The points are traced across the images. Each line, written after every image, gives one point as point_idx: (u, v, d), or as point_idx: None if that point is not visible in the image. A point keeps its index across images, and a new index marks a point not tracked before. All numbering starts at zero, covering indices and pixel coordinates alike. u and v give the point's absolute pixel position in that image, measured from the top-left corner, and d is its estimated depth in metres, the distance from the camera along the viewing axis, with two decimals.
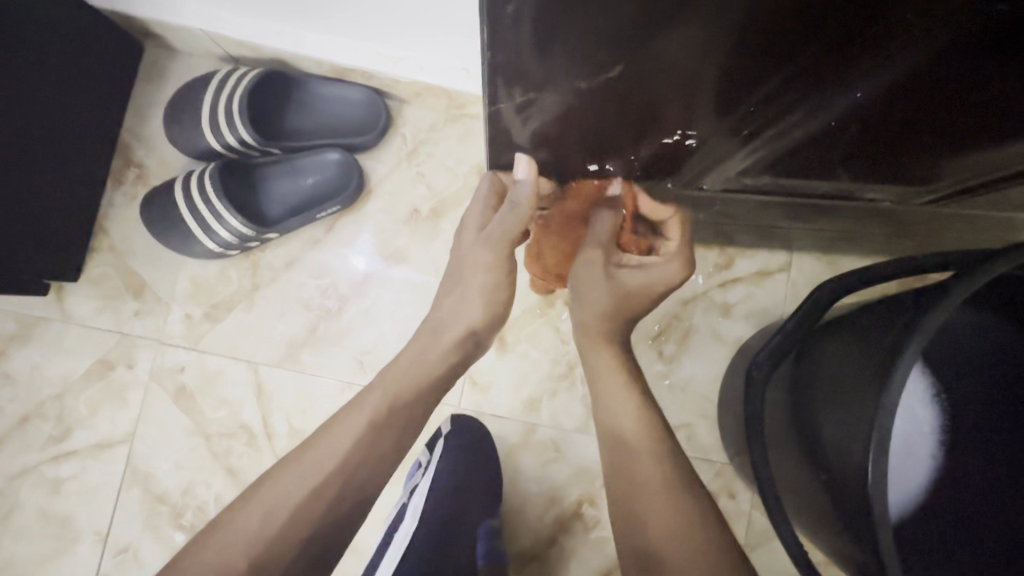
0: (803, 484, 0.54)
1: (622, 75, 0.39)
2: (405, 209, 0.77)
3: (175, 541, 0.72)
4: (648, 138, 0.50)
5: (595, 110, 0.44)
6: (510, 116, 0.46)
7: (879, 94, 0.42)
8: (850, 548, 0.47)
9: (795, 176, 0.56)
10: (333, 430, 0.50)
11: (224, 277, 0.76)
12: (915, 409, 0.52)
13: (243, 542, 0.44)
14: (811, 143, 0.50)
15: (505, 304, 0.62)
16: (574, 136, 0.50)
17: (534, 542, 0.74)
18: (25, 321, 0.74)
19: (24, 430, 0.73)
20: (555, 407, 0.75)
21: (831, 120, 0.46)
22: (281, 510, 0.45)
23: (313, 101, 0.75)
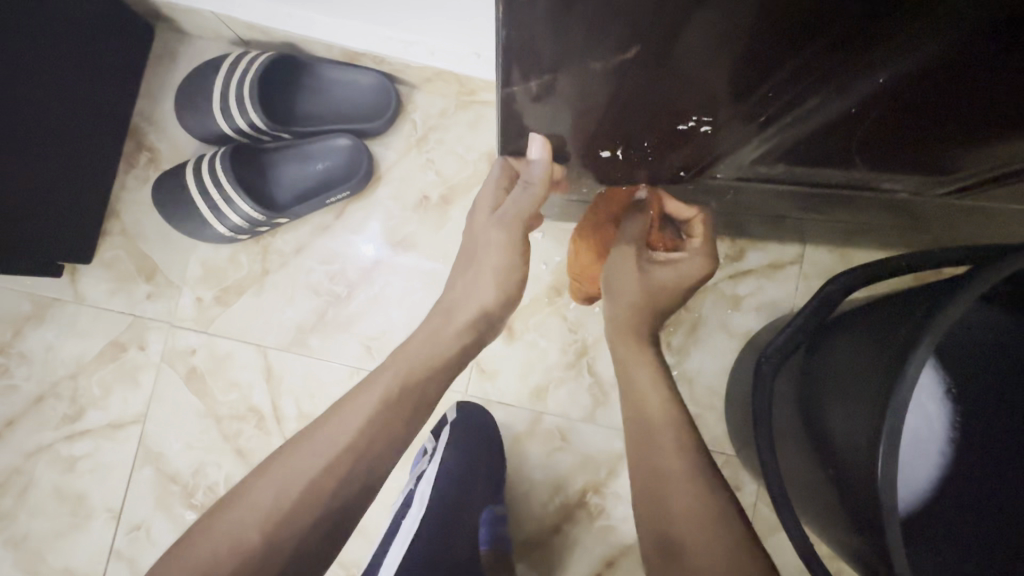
0: (813, 480, 0.54)
1: (638, 58, 0.38)
2: (414, 195, 0.77)
3: (186, 519, 0.74)
4: (663, 128, 0.49)
5: (609, 97, 0.43)
6: (521, 101, 0.45)
7: (899, 83, 0.41)
8: (856, 541, 0.47)
9: (810, 167, 0.55)
10: (347, 409, 0.50)
11: (235, 261, 0.76)
12: (926, 405, 0.52)
13: (255, 521, 0.44)
14: (829, 133, 0.48)
15: (513, 290, 0.62)
16: (584, 124, 0.49)
17: (538, 530, 0.74)
18: (38, 303, 0.75)
19: (39, 408, 0.74)
20: (562, 397, 0.75)
21: (852, 108, 0.45)
22: (295, 486, 0.45)
23: (324, 86, 0.74)
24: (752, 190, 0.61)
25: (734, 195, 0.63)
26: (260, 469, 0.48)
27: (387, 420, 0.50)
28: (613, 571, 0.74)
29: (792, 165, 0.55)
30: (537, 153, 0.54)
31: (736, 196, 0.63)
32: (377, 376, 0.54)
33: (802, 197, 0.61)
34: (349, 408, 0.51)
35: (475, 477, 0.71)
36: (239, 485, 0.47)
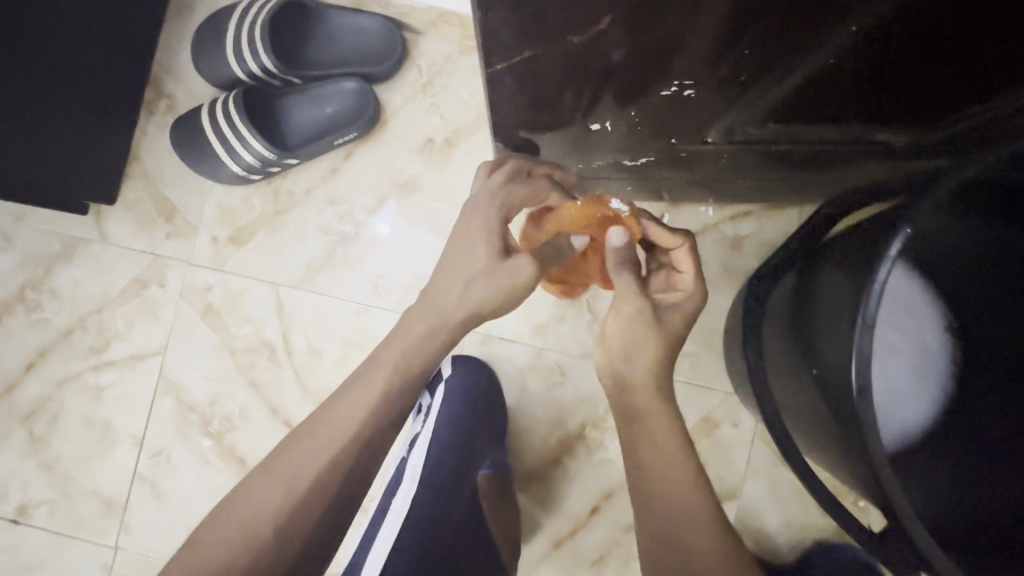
0: (805, 409, 0.53)
1: (611, 27, 0.37)
2: (419, 138, 0.79)
3: (203, 446, 0.78)
4: (642, 93, 0.47)
5: (588, 68, 0.43)
6: (505, 79, 0.45)
7: (876, 29, 0.38)
8: (835, 442, 0.48)
9: (799, 127, 0.52)
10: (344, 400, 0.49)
11: (248, 203, 0.79)
12: (928, 339, 0.58)
13: (264, 514, 0.44)
14: (815, 90, 0.46)
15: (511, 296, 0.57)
16: (570, 98, 0.49)
17: (537, 462, 0.76)
18: (66, 242, 0.80)
19: (68, 341, 0.79)
20: (562, 334, 0.77)
21: (831, 63, 0.42)
22: (305, 476, 0.45)
23: (332, 31, 0.77)
24: (744, 155, 0.58)
25: (728, 160, 0.60)
26: (264, 464, 0.47)
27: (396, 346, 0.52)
28: (611, 502, 0.76)
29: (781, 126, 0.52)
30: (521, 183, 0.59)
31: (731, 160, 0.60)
32: None
33: (796, 160, 0.58)
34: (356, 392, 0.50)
35: (476, 432, 0.69)
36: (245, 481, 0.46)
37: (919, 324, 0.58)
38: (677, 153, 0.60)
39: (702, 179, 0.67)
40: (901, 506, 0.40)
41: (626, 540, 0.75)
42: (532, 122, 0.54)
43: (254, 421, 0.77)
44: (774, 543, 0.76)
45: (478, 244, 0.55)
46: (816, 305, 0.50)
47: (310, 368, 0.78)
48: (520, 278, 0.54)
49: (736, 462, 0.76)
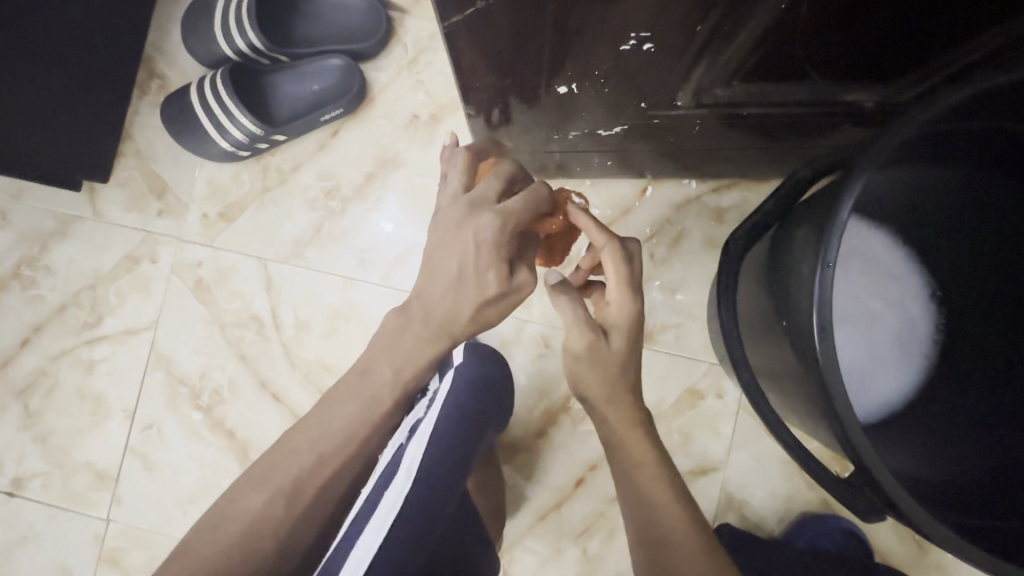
0: (776, 367, 0.53)
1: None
2: (405, 115, 0.80)
3: (193, 419, 0.79)
4: (602, 49, 0.46)
5: (543, 24, 0.42)
6: (460, 38, 0.44)
7: None
8: (806, 398, 0.48)
9: (764, 78, 0.52)
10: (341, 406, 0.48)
11: (237, 180, 0.81)
12: (912, 309, 0.58)
13: (263, 524, 0.42)
14: (774, 32, 0.46)
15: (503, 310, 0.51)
16: (534, 59, 0.47)
17: (523, 433, 0.77)
18: (61, 219, 0.81)
19: (62, 316, 0.81)
20: (546, 306, 0.77)
21: (782, 5, 0.42)
22: (300, 486, 0.44)
23: (319, 11, 0.79)
24: (719, 119, 0.58)
25: (702, 127, 0.60)
26: (252, 475, 0.46)
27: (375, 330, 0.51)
28: (596, 474, 0.76)
29: (749, 77, 0.52)
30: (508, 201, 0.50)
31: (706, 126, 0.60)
32: None
33: (769, 122, 0.59)
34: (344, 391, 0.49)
35: (483, 417, 0.60)
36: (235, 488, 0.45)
37: (902, 293, 0.58)
38: (649, 120, 0.59)
39: (680, 150, 0.66)
40: (871, 458, 0.40)
41: (611, 511, 0.76)
42: (501, 93, 0.53)
43: (243, 393, 0.78)
44: (759, 514, 0.76)
45: (489, 270, 0.48)
46: (786, 261, 0.50)
47: (298, 341, 0.79)
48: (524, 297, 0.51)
49: (722, 434, 0.76)
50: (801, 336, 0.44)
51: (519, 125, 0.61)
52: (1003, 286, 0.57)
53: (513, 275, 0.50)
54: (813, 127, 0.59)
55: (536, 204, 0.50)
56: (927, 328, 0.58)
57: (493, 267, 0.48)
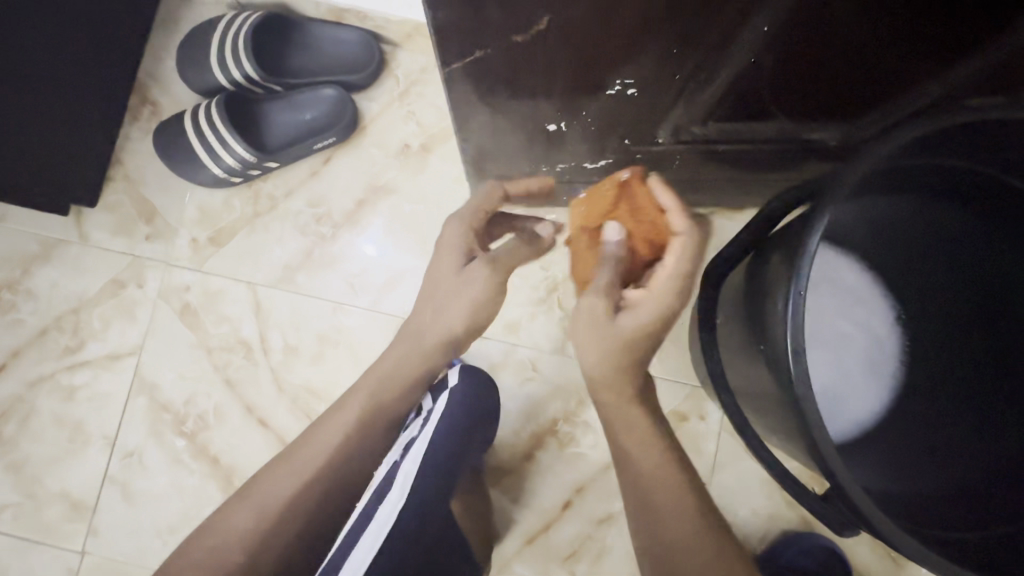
0: (756, 387, 0.56)
1: (551, 28, 0.40)
2: (396, 143, 0.82)
3: (176, 446, 0.77)
4: (592, 92, 0.50)
5: (536, 70, 0.45)
6: (459, 81, 0.47)
7: (782, 22, 0.43)
8: (783, 417, 0.51)
9: (736, 118, 0.56)
10: (320, 430, 0.56)
11: (228, 205, 0.82)
12: (879, 330, 0.61)
13: (235, 540, 0.50)
14: (743, 81, 0.50)
15: (483, 309, 0.62)
16: (526, 98, 0.50)
17: (511, 456, 0.78)
18: (45, 243, 0.81)
19: (42, 340, 0.79)
20: (534, 330, 0.79)
21: (750, 57, 0.46)
22: (272, 507, 0.51)
23: (312, 42, 0.81)
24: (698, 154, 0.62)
25: (683, 160, 0.64)
26: (241, 492, 0.54)
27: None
28: (583, 497, 0.77)
29: (724, 118, 0.56)
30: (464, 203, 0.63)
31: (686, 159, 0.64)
32: None
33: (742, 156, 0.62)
34: (331, 418, 0.57)
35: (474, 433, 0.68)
36: (223, 506, 0.53)
37: (868, 315, 0.62)
38: (632, 155, 0.63)
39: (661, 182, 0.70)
40: (844, 477, 0.42)
41: (598, 534, 0.76)
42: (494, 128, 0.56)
43: (228, 419, 0.78)
44: (741, 534, 0.77)
45: (445, 262, 0.61)
46: (763, 288, 0.53)
47: (285, 366, 0.79)
48: (479, 283, 0.59)
49: (704, 454, 0.78)
50: (776, 358, 0.46)
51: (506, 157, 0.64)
52: (962, 310, 0.60)
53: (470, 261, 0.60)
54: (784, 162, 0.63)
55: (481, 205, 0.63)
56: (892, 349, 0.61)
57: (450, 251, 0.61)
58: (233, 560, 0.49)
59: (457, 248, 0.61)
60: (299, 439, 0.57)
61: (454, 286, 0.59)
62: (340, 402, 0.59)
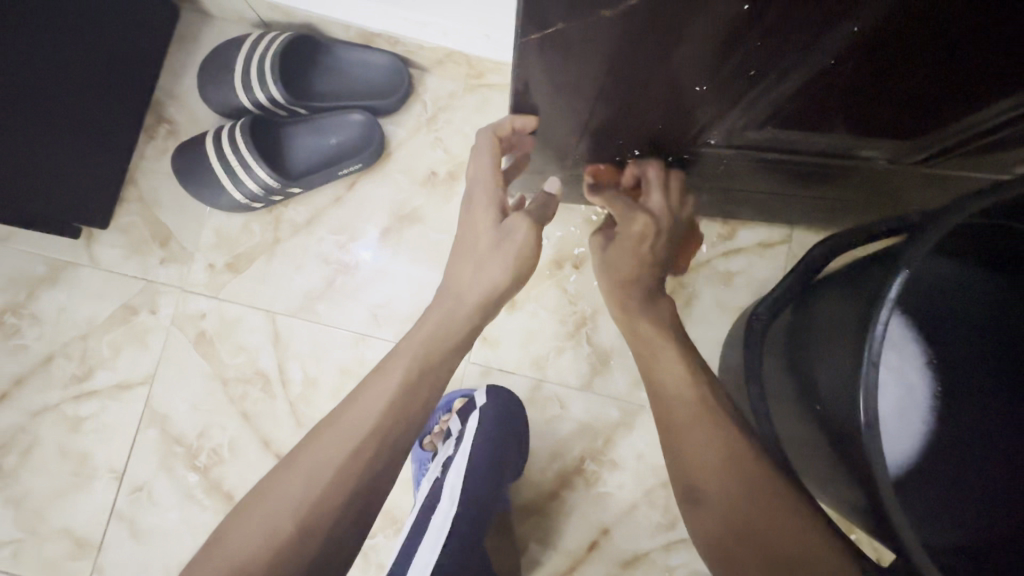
0: (804, 439, 0.55)
1: (643, 12, 0.36)
2: (423, 171, 0.80)
3: (189, 481, 0.74)
4: (655, 88, 0.47)
5: (602, 57, 0.42)
6: (527, 56, 0.43)
7: (875, 27, 0.37)
8: (835, 473, 0.49)
9: (790, 128, 0.52)
10: (365, 396, 0.51)
11: (247, 230, 0.79)
12: (908, 373, 0.53)
13: (284, 510, 0.45)
14: (808, 91, 0.46)
15: (523, 272, 0.60)
16: (586, 88, 0.47)
17: (536, 495, 0.76)
18: (53, 265, 0.77)
19: (47, 368, 0.76)
20: (560, 365, 0.78)
21: (829, 62, 0.41)
22: (322, 475, 0.46)
23: (339, 65, 0.79)
24: (742, 162, 0.60)
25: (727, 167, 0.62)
26: (285, 463, 0.49)
27: (405, 399, 0.51)
28: (609, 539, 0.75)
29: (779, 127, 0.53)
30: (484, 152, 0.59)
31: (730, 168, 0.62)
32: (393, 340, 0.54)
33: (787, 168, 0.60)
34: (370, 390, 0.52)
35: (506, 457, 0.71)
36: (261, 484, 0.48)
37: (897, 354, 0.54)
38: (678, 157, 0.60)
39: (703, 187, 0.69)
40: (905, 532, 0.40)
41: None
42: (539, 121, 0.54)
43: (244, 453, 0.75)
44: None
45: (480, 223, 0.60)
46: (818, 343, 0.52)
47: (305, 399, 0.76)
48: (519, 242, 0.58)
49: None
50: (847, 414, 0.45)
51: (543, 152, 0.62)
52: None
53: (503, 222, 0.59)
54: (835, 174, 0.61)
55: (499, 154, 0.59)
56: (927, 397, 0.53)
57: (486, 208, 0.60)
58: (282, 538, 0.43)
59: (492, 207, 0.60)
60: (340, 405, 0.52)
61: (489, 249, 0.59)
62: (381, 370, 0.54)
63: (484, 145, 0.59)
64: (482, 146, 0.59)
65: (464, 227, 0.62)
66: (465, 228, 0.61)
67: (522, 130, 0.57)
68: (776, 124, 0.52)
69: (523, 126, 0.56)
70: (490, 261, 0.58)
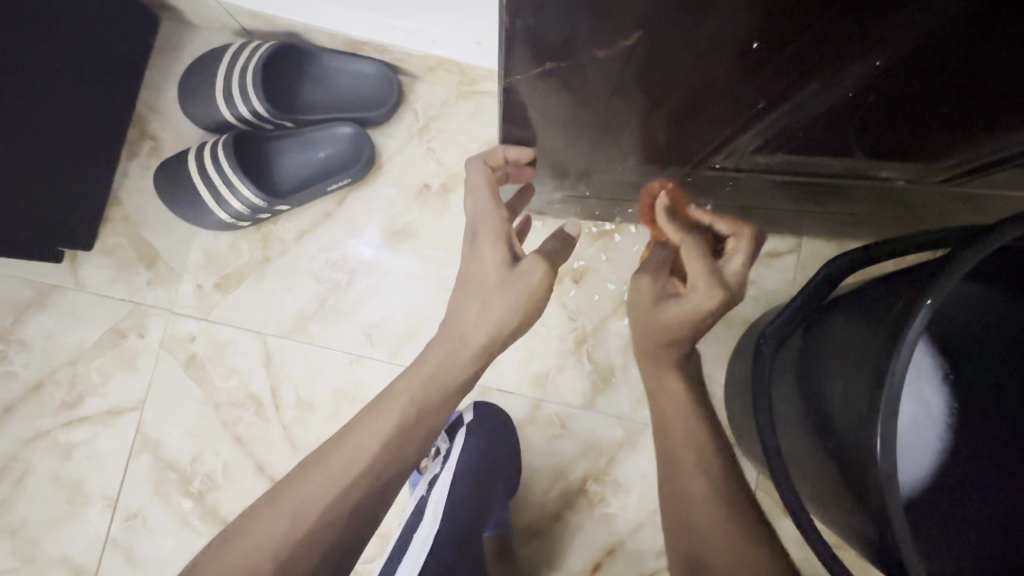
0: (810, 472, 0.52)
1: (641, 46, 0.33)
2: (416, 184, 0.77)
3: (183, 507, 0.73)
4: (660, 119, 0.44)
5: (603, 89, 0.39)
6: (517, 92, 0.41)
7: (897, 60, 0.34)
8: (839, 505, 0.47)
9: (803, 152, 0.49)
10: (356, 431, 0.50)
11: (235, 249, 0.77)
12: (924, 390, 0.51)
13: (269, 546, 0.44)
14: (820, 121, 0.42)
15: (532, 311, 0.57)
16: (578, 115, 0.44)
17: (538, 518, 0.74)
18: (39, 289, 0.75)
19: (37, 396, 0.74)
20: (561, 383, 0.75)
21: (848, 92, 0.38)
22: (308, 513, 0.45)
23: (326, 75, 0.75)
24: (751, 180, 0.56)
25: (734, 186, 0.59)
26: (270, 496, 0.48)
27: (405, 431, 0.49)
28: (613, 560, 0.73)
29: (789, 151, 0.49)
30: (478, 182, 0.57)
31: (737, 186, 0.59)
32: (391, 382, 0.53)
33: (799, 184, 0.56)
34: (366, 427, 0.50)
35: (492, 482, 0.70)
36: (248, 515, 0.48)
37: (912, 371, 0.51)
38: (681, 176, 0.57)
39: (721, 206, 0.65)
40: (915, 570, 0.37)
41: None
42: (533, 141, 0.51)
43: (238, 479, 0.73)
44: None
45: (486, 263, 0.56)
46: (828, 378, 0.49)
47: (299, 422, 0.74)
48: (535, 280, 0.56)
49: None
50: (856, 447, 0.41)
51: (542, 173, 0.60)
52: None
53: (513, 262, 0.56)
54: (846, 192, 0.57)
55: (492, 182, 0.57)
56: (942, 416, 0.50)
57: (492, 244, 0.56)
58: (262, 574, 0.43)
59: (498, 241, 0.56)
60: (334, 437, 0.51)
61: (498, 287, 0.55)
62: (374, 405, 0.53)
63: (477, 177, 0.57)
64: (476, 178, 0.58)
65: (469, 263, 0.58)
66: (469, 266, 0.58)
67: (518, 159, 0.55)
68: (787, 149, 0.49)
69: (517, 155, 0.55)
70: (495, 294, 0.55)
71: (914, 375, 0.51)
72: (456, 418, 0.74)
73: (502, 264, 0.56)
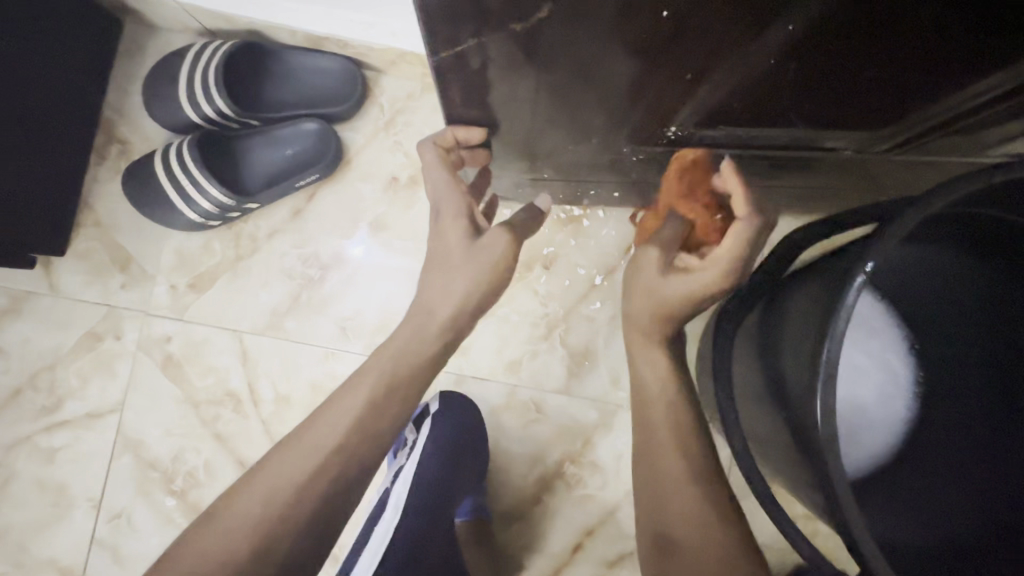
0: (768, 442, 0.53)
1: (554, 16, 0.34)
2: (385, 177, 0.78)
3: (166, 506, 0.74)
4: (597, 91, 0.44)
5: (533, 64, 0.40)
6: (448, 72, 0.41)
7: (813, 23, 0.35)
8: (796, 472, 0.48)
9: (746, 125, 0.50)
10: (329, 412, 0.51)
11: (208, 249, 0.77)
12: (890, 358, 0.52)
13: (242, 529, 0.44)
14: (756, 90, 0.43)
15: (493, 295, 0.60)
16: (518, 95, 0.45)
17: (517, 501, 0.75)
18: (14, 296, 0.76)
19: (16, 401, 0.75)
20: (536, 368, 0.76)
21: (771, 60, 0.39)
22: (282, 494, 0.46)
23: (289, 71, 0.76)
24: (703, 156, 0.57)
25: None
26: (242, 481, 0.48)
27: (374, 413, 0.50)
28: (593, 540, 0.74)
29: (731, 124, 0.50)
30: (428, 160, 0.58)
31: None
32: (357, 372, 0.54)
33: (752, 163, 0.57)
34: (339, 403, 0.52)
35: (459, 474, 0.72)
36: (221, 500, 0.47)
37: (875, 334, 0.52)
38: (637, 154, 0.58)
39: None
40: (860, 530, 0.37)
41: None
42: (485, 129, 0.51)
43: (219, 475, 0.74)
44: None
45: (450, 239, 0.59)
46: (779, 346, 0.50)
47: (278, 418, 0.75)
48: (498, 253, 0.59)
49: None
50: (803, 411, 0.42)
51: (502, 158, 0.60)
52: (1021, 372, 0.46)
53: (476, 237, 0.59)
54: (802, 165, 0.58)
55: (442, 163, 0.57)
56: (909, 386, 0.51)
57: (455, 221, 0.59)
58: (238, 556, 0.43)
59: (461, 218, 0.59)
60: (305, 421, 0.52)
61: (463, 261, 0.58)
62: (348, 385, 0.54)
63: (430, 161, 0.57)
64: (430, 162, 0.57)
65: (436, 243, 0.61)
66: (436, 245, 0.61)
67: (468, 141, 0.54)
68: (730, 121, 0.49)
69: (468, 138, 0.53)
70: None
71: (880, 342, 0.52)
72: (423, 408, 0.76)
73: (467, 237, 0.59)
